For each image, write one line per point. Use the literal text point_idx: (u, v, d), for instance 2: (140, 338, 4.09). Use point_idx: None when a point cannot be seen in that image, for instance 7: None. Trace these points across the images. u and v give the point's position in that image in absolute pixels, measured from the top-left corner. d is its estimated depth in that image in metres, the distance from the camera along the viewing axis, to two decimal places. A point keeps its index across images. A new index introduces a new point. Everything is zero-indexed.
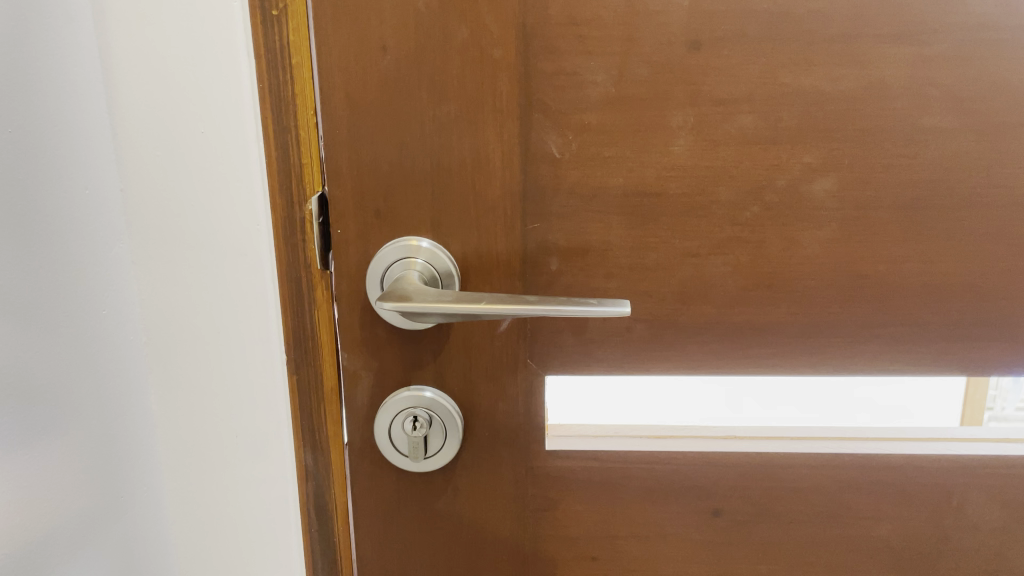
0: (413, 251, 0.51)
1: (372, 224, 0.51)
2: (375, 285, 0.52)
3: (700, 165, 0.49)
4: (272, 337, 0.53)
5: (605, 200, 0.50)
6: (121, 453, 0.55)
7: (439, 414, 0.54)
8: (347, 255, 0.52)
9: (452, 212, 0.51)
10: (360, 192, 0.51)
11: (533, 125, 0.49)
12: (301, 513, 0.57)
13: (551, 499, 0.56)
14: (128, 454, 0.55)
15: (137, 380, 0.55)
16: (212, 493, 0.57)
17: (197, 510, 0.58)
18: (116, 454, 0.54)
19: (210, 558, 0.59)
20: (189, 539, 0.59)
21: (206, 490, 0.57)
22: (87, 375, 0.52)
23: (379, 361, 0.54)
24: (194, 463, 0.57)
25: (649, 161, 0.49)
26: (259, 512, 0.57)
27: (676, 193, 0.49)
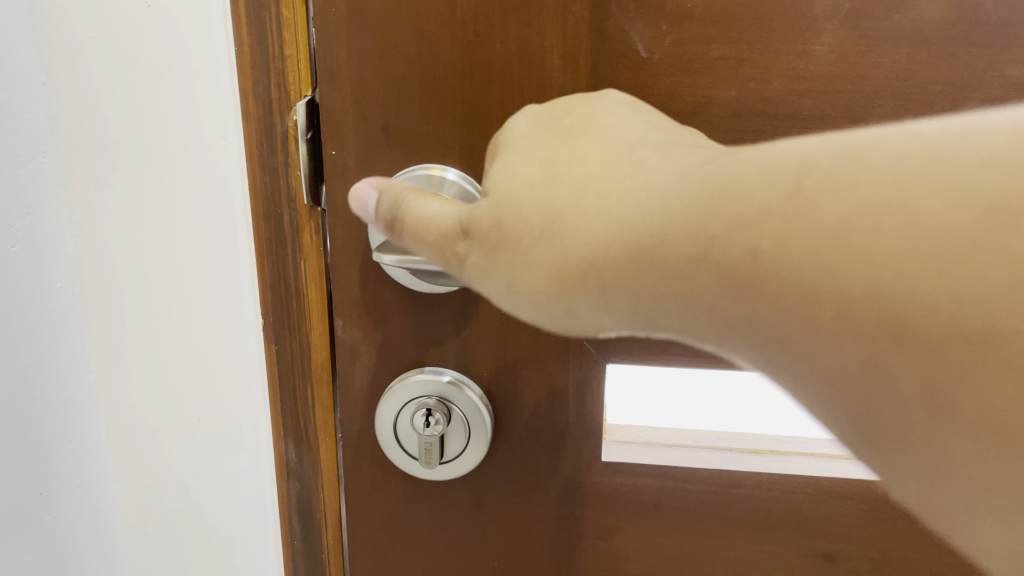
0: (434, 185, 0.36)
1: (379, 145, 0.37)
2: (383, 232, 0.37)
3: (851, 75, 0.34)
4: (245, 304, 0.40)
5: (709, 121, 0.35)
6: (51, 422, 0.44)
7: (463, 406, 0.40)
8: (344, 187, 0.37)
9: (490, 132, 0.36)
10: (364, 100, 0.36)
11: (612, 7, 0.34)
12: (283, 519, 0.45)
13: (607, 525, 0.43)
14: (60, 425, 0.44)
15: (72, 334, 0.43)
16: (168, 477, 0.46)
17: (150, 493, 0.47)
18: (45, 423, 0.44)
19: (168, 552, 0.48)
20: (142, 525, 0.48)
21: (160, 474, 0.46)
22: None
23: (387, 334, 0.40)
24: (149, 442, 0.46)
25: (776, 67, 0.34)
26: (226, 507, 0.46)
27: (812, 114, 0.34)
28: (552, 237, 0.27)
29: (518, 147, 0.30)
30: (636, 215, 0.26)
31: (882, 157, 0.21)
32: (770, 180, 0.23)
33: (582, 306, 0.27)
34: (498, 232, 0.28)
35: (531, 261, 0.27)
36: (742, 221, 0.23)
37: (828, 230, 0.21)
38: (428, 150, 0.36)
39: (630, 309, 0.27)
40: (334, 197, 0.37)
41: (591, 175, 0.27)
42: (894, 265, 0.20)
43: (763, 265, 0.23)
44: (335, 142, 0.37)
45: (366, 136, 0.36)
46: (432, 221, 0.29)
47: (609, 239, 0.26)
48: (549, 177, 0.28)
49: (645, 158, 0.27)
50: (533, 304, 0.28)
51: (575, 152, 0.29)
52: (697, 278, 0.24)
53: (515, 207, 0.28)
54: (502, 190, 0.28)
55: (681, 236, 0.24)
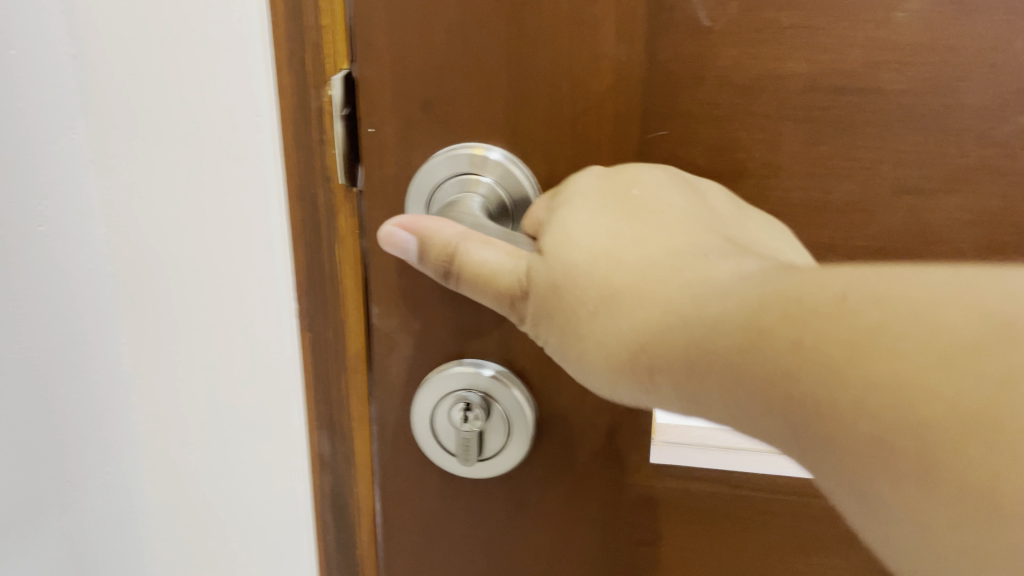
0: (476, 166, 0.34)
1: (418, 122, 0.34)
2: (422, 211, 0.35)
3: (938, 45, 0.30)
4: (278, 292, 0.39)
5: (776, 95, 0.32)
6: (81, 403, 0.44)
7: (503, 400, 0.37)
8: (382, 167, 0.35)
9: (536, 108, 0.33)
10: (402, 74, 0.34)
11: None
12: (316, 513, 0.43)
13: (655, 531, 0.40)
14: (90, 405, 0.44)
15: (100, 316, 0.43)
16: (198, 468, 0.45)
17: (179, 484, 0.46)
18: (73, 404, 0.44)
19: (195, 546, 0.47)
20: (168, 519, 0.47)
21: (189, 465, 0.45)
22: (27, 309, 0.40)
23: (425, 323, 0.38)
24: (178, 430, 0.44)
25: (853, 36, 0.31)
26: (256, 500, 0.44)
27: (892, 89, 0.31)
28: (606, 314, 0.26)
29: (580, 205, 0.29)
30: (693, 308, 0.24)
31: (930, 280, 0.20)
32: (812, 287, 0.22)
33: (626, 386, 0.26)
34: (555, 295, 0.27)
35: (588, 334, 0.27)
36: (792, 321, 0.21)
37: (862, 331, 0.19)
38: (470, 128, 0.34)
39: (674, 395, 0.25)
40: (370, 178, 0.35)
41: (649, 259, 0.26)
42: (907, 367, 0.18)
43: (800, 355, 0.21)
44: (372, 119, 0.34)
45: (405, 113, 0.34)
46: (497, 276, 0.28)
47: (661, 329, 0.25)
48: (611, 252, 0.27)
49: (704, 254, 0.27)
50: (583, 369, 0.28)
51: (640, 227, 0.28)
52: (736, 367, 0.23)
53: (572, 277, 0.27)
54: (565, 256, 0.27)
55: (729, 330, 0.23)
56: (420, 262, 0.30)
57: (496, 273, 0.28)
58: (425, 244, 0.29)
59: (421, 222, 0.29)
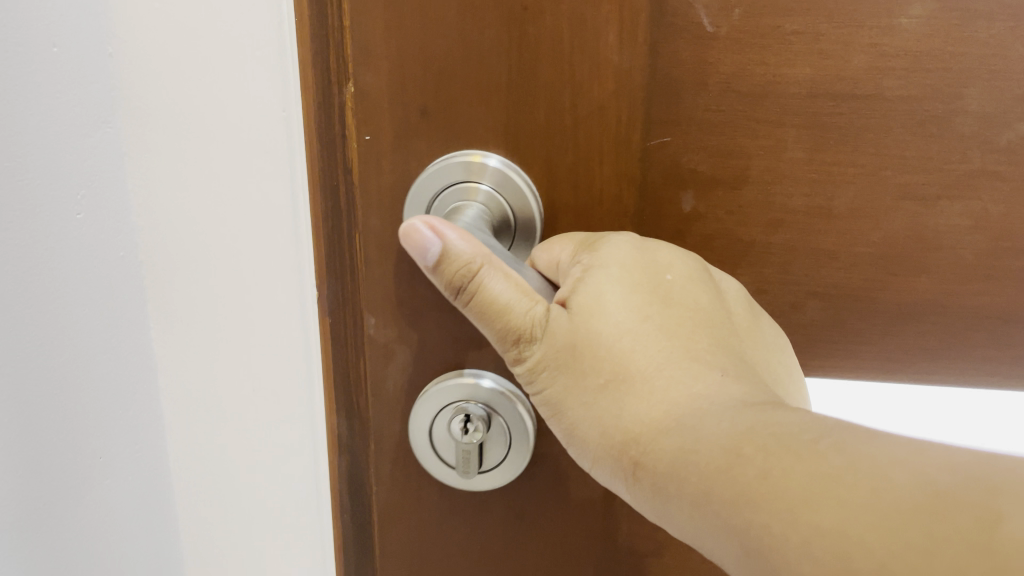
0: (475, 173, 0.34)
1: (415, 130, 0.34)
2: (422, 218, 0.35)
3: (942, 51, 0.30)
4: (303, 289, 0.38)
5: (780, 102, 0.32)
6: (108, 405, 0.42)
7: (504, 410, 0.37)
8: (378, 175, 0.34)
9: (536, 116, 0.33)
10: (400, 80, 0.33)
11: None
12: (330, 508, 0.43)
13: (656, 542, 0.40)
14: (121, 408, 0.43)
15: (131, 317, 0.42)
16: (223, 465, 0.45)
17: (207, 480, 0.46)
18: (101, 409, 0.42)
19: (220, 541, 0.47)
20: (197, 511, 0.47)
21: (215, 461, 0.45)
22: (47, 328, 0.38)
23: (423, 333, 0.37)
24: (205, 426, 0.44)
25: (857, 42, 0.30)
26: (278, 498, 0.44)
27: (896, 95, 0.31)
28: (607, 401, 0.27)
29: (615, 278, 0.28)
30: (691, 422, 0.25)
31: (934, 458, 0.20)
32: (803, 432, 0.22)
33: (607, 472, 0.27)
34: (567, 365, 0.28)
35: (585, 415, 0.28)
36: (789, 453, 0.22)
37: (823, 475, 0.20)
38: (469, 135, 0.34)
39: (647, 497, 0.26)
40: (367, 186, 0.35)
41: (661, 358, 0.27)
42: (850, 518, 0.19)
43: (768, 481, 0.21)
44: (369, 126, 0.34)
45: (403, 120, 0.34)
46: (512, 314, 0.28)
47: (655, 431, 0.26)
48: (628, 342, 0.27)
49: (719, 370, 0.27)
50: (569, 437, 0.29)
51: (663, 325, 0.28)
52: (713, 475, 0.23)
53: (586, 355, 0.27)
54: (585, 327, 0.27)
55: (723, 448, 0.23)
56: (433, 272, 0.28)
57: (515, 305, 0.28)
58: (450, 259, 0.27)
59: (450, 231, 0.27)
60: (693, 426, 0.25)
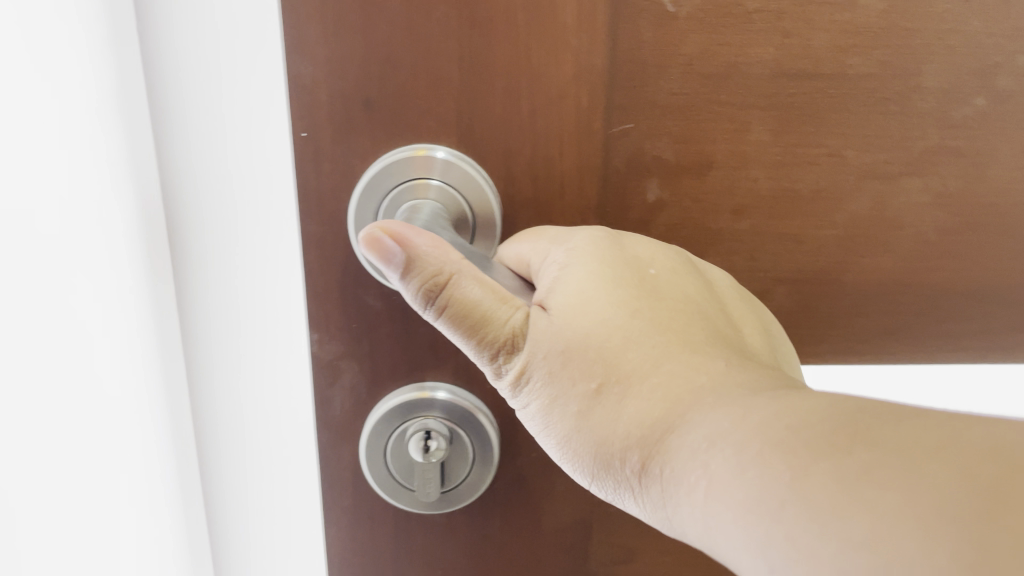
0: (422, 168, 0.31)
1: (359, 125, 0.31)
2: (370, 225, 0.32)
3: (899, 27, 0.30)
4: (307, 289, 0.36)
5: (743, 83, 0.31)
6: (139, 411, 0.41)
7: (463, 422, 0.34)
8: (318, 177, 0.31)
9: (491, 105, 0.31)
10: (340, 71, 0.30)
11: None
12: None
13: (629, 549, 0.38)
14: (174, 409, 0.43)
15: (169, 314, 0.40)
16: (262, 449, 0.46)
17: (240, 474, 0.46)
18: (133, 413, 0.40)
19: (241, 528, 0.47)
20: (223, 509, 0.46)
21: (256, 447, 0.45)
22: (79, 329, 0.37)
23: (374, 346, 0.34)
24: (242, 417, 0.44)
25: (818, 21, 0.30)
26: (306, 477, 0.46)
27: (856, 73, 0.31)
28: (602, 403, 0.23)
29: (598, 278, 0.26)
30: (692, 416, 0.21)
31: (996, 433, 0.15)
32: (826, 411, 0.18)
33: (614, 488, 0.23)
34: (558, 364, 0.25)
35: (584, 423, 0.24)
36: (813, 441, 0.17)
37: (845, 478, 0.16)
38: (419, 129, 0.31)
39: (657, 510, 0.22)
40: (307, 189, 0.31)
41: (655, 347, 0.24)
42: (890, 525, 0.14)
43: (787, 492, 0.17)
44: (307, 123, 0.31)
45: (345, 115, 0.31)
46: (490, 322, 0.25)
47: (654, 432, 0.22)
48: (619, 334, 0.24)
49: (723, 359, 0.23)
50: (566, 451, 0.25)
51: (654, 313, 0.25)
52: (723, 477, 0.18)
53: (574, 351, 0.24)
54: (569, 329, 0.25)
55: (732, 444, 0.19)
56: (399, 283, 0.25)
57: (493, 318, 0.25)
58: (418, 269, 0.25)
59: (415, 238, 0.25)
60: (692, 422, 0.21)
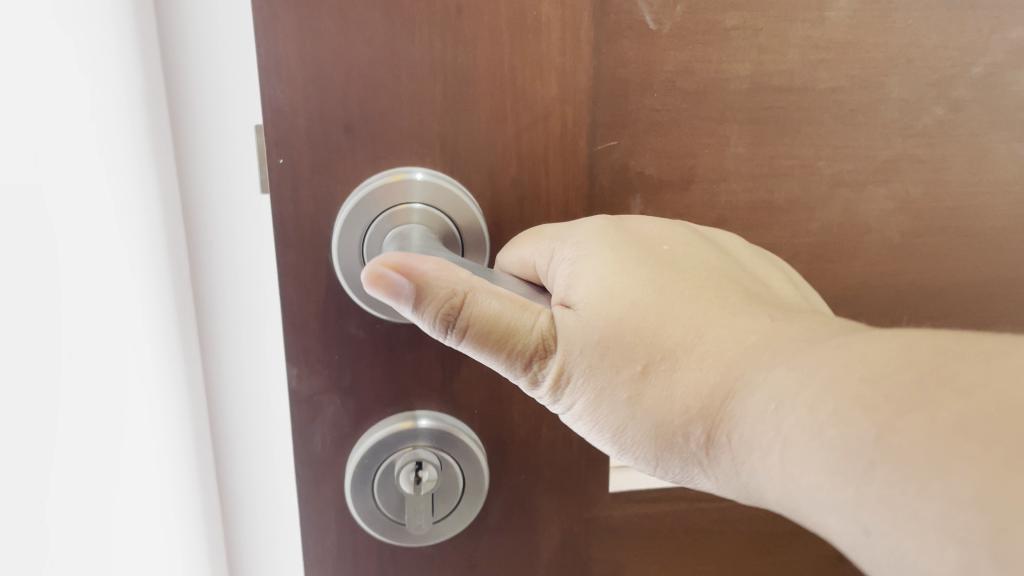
0: (401, 192, 0.30)
1: (339, 150, 0.30)
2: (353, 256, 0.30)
3: (865, 42, 0.31)
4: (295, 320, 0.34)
5: (722, 97, 0.31)
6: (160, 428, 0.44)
7: (450, 447, 0.33)
8: (296, 205, 0.30)
9: (476, 126, 0.30)
10: (318, 94, 0.29)
11: None
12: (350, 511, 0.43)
13: (616, 564, 0.38)
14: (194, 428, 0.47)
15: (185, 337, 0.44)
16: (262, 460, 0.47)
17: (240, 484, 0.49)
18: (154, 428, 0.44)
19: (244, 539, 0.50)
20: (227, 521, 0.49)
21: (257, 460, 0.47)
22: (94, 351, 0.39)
23: (356, 377, 0.33)
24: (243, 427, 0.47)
25: (791, 37, 0.31)
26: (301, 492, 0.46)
27: (827, 87, 0.32)
28: (652, 381, 0.24)
29: (615, 262, 0.26)
30: (753, 375, 0.22)
31: (1000, 352, 0.18)
32: (891, 356, 0.19)
33: (679, 461, 0.24)
34: (597, 355, 0.25)
35: (636, 404, 0.24)
36: (889, 393, 0.18)
37: (933, 429, 0.16)
38: (401, 151, 0.30)
39: (730, 476, 0.23)
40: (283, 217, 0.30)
41: (694, 315, 0.24)
42: (973, 463, 0.16)
43: (873, 446, 0.17)
44: (283, 148, 0.29)
45: (324, 138, 0.29)
46: (516, 331, 0.25)
47: (716, 399, 0.22)
48: (655, 311, 0.24)
49: (765, 313, 0.24)
50: (618, 436, 0.25)
51: (682, 285, 0.25)
52: (798, 442, 0.19)
53: (612, 333, 0.25)
54: (601, 319, 0.25)
55: (802, 403, 0.19)
56: (412, 313, 0.25)
57: (518, 329, 0.25)
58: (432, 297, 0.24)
59: (421, 263, 0.24)
60: (755, 383, 0.21)
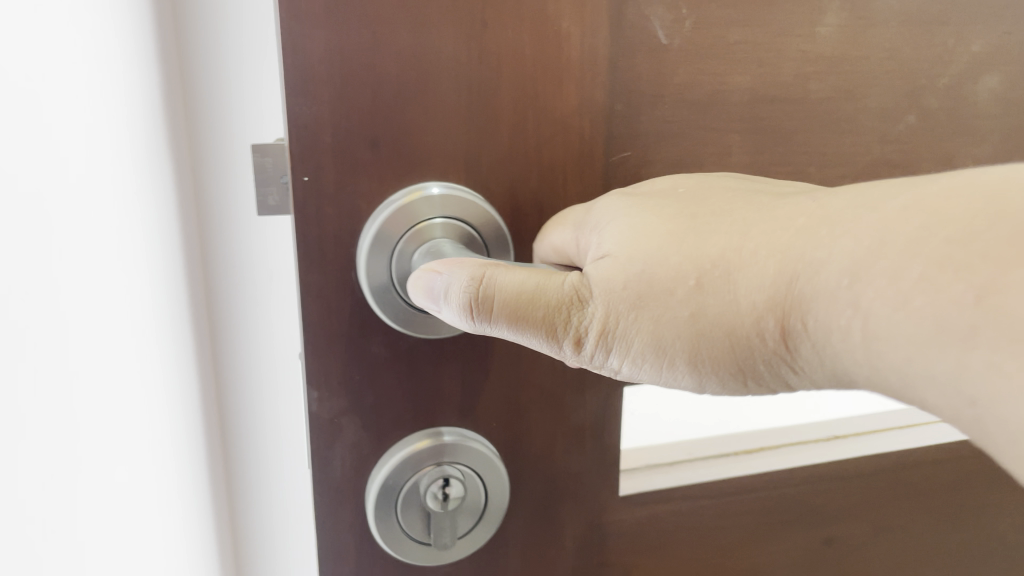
0: (419, 207, 0.30)
1: (364, 166, 0.29)
2: (381, 279, 0.30)
3: (849, 56, 0.33)
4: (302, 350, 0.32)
5: (725, 108, 0.33)
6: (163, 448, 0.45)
7: (473, 461, 0.33)
8: (323, 223, 0.29)
9: (498, 139, 0.30)
10: (345, 110, 0.28)
11: None
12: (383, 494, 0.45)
13: (625, 565, 0.39)
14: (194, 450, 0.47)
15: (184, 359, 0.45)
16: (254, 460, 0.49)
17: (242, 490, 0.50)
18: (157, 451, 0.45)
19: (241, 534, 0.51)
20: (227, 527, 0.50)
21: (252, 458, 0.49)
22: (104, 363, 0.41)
23: (378, 397, 0.32)
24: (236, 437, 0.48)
25: (786, 51, 0.33)
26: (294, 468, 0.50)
27: (817, 98, 0.34)
28: (712, 300, 0.24)
29: (640, 217, 0.26)
30: (824, 256, 0.22)
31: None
32: (957, 206, 0.20)
33: (769, 370, 0.24)
34: (643, 292, 0.25)
35: (702, 328, 0.24)
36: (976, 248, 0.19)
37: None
38: (425, 167, 0.30)
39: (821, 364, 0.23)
40: (306, 239, 0.29)
41: (736, 229, 0.24)
42: None
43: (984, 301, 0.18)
44: (308, 169, 0.29)
45: (349, 156, 0.29)
46: (544, 295, 0.26)
47: (787, 291, 0.23)
48: (693, 239, 0.25)
49: (809, 199, 0.24)
50: (694, 371, 0.25)
51: (711, 212, 0.26)
52: (883, 318, 0.21)
53: (655, 269, 0.25)
54: (636, 261, 0.25)
55: (881, 276, 0.20)
56: (450, 315, 0.27)
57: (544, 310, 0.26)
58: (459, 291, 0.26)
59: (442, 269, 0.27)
60: (841, 268, 0.22)
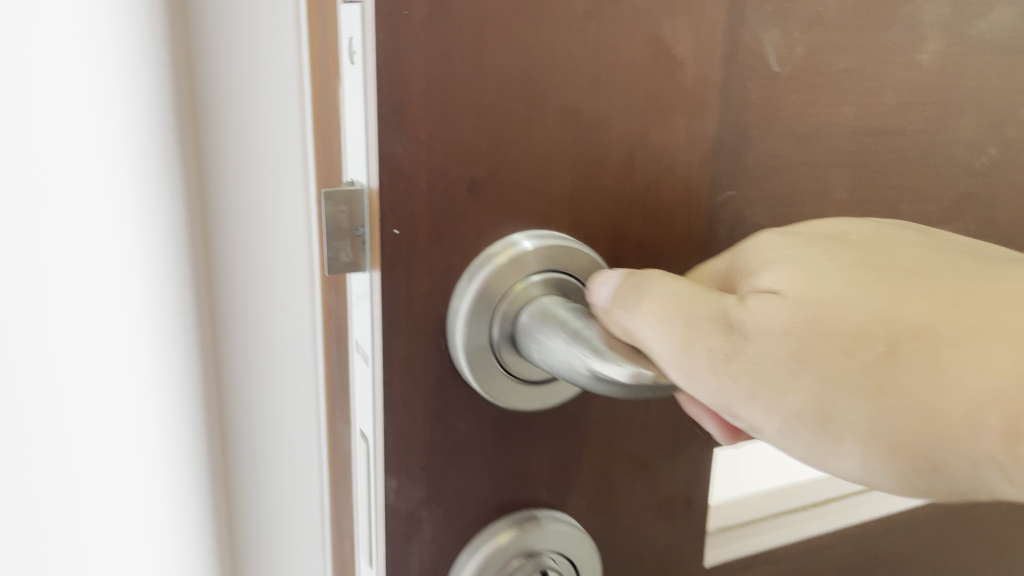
0: (517, 261, 0.25)
1: (460, 214, 0.25)
2: (478, 350, 0.25)
3: (943, 86, 0.31)
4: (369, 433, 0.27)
5: (828, 141, 0.30)
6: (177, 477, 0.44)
7: (570, 549, 0.29)
8: (414, 283, 0.24)
9: (605, 179, 0.26)
10: (444, 147, 0.24)
11: (749, 8, 0.27)
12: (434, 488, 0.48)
13: None
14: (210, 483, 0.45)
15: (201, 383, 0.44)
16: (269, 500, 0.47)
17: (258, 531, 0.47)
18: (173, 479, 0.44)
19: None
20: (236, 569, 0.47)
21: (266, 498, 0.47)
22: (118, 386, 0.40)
23: (462, 482, 0.27)
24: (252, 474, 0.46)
25: (887, 80, 0.30)
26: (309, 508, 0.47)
27: (912, 129, 0.31)
28: (922, 367, 0.19)
29: (814, 256, 0.22)
30: None
31: None
32: None
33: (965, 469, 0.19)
34: (823, 343, 0.20)
35: (892, 405, 0.19)
36: None
37: None
38: (528, 211, 0.25)
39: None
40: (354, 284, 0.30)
41: (948, 295, 0.20)
42: None
43: None
44: (402, 219, 0.24)
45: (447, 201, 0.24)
46: (696, 324, 0.21)
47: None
48: (893, 289, 0.20)
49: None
50: (866, 456, 0.20)
51: (910, 265, 0.21)
52: None
53: (842, 319, 0.20)
54: (816, 305, 0.20)
55: None
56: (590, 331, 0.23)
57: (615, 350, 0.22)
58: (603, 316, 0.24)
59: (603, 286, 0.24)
60: None
